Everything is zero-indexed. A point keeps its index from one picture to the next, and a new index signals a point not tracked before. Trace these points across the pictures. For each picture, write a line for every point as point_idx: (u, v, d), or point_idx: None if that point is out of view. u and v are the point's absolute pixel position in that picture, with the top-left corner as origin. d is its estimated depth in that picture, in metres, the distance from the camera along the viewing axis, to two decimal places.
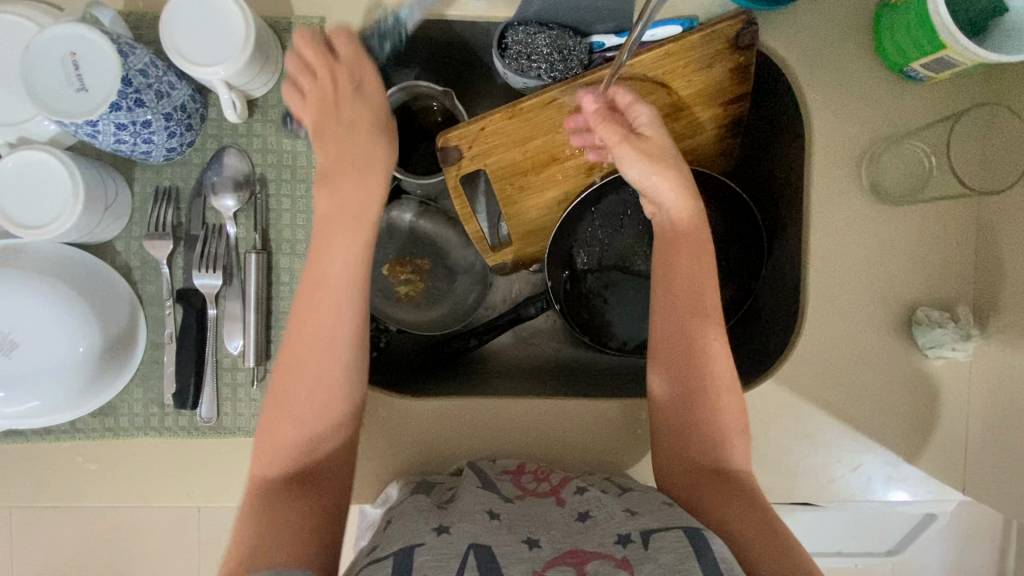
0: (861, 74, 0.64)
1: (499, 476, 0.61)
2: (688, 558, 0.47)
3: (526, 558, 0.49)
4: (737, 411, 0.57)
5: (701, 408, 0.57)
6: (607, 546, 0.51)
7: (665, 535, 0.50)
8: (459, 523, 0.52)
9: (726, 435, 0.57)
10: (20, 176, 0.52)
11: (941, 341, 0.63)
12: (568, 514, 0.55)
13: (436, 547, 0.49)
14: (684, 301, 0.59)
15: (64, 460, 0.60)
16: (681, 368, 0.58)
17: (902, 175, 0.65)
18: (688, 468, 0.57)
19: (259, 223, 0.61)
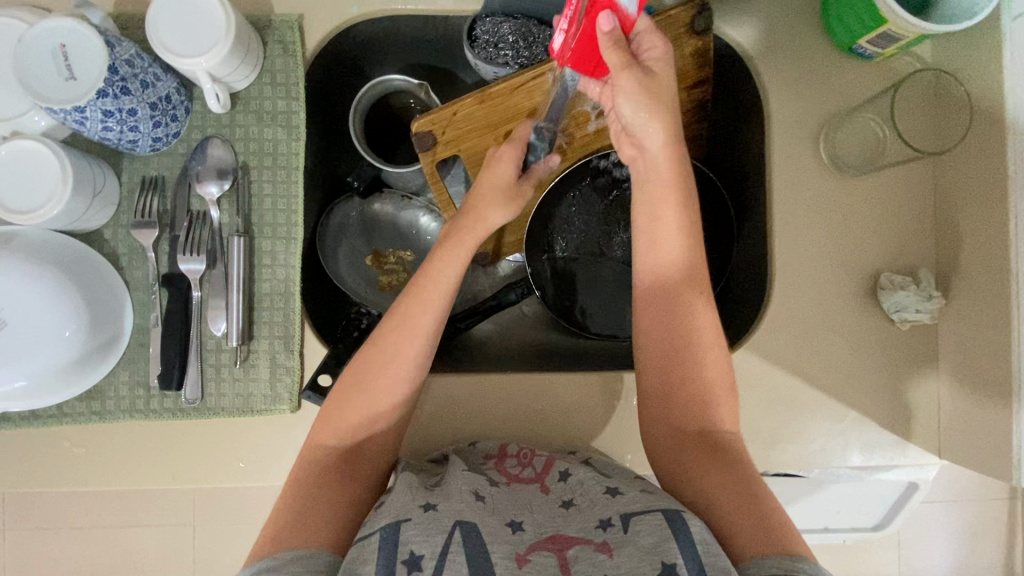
0: (811, 53, 0.68)
1: (484, 463, 0.61)
2: (667, 540, 0.45)
3: (509, 540, 0.48)
4: (721, 369, 0.57)
5: (687, 363, 0.57)
6: (588, 531, 0.50)
7: (646, 518, 0.48)
8: (446, 501, 0.51)
9: (712, 392, 0.56)
10: (12, 163, 0.55)
11: (905, 305, 0.64)
12: (552, 501, 0.55)
13: (424, 521, 0.48)
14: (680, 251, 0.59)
15: (51, 444, 0.62)
16: (664, 328, 0.58)
17: (859, 148, 0.68)
18: (671, 429, 0.56)
19: (241, 208, 0.63)
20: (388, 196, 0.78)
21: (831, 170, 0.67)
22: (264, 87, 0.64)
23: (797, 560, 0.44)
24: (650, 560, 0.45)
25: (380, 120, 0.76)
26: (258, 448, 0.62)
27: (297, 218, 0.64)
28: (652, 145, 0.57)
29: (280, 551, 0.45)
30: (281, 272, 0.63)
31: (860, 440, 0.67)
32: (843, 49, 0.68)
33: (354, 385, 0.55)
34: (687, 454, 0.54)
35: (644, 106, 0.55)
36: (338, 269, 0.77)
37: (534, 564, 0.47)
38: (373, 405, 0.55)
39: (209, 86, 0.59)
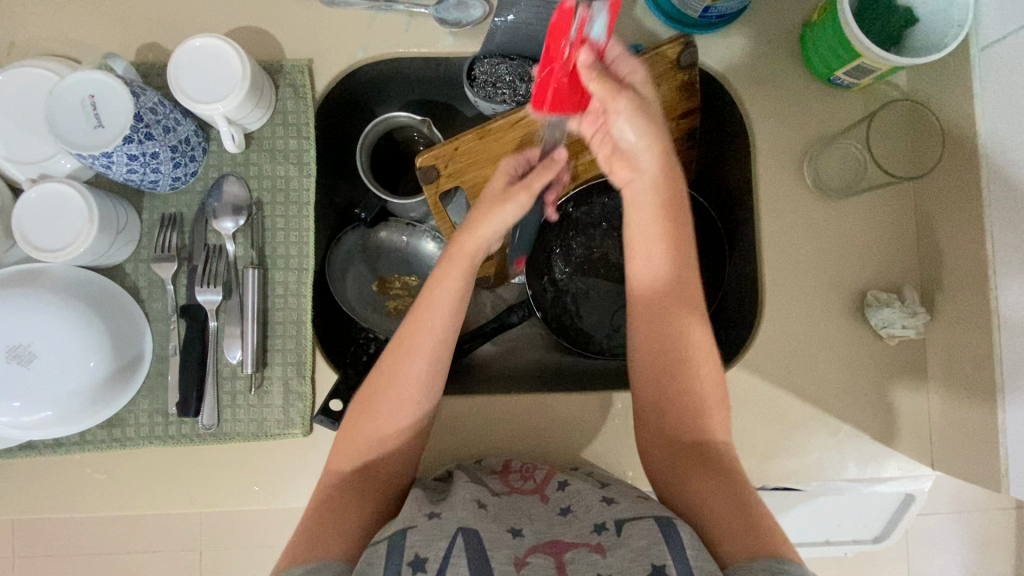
0: (793, 84, 0.72)
1: (486, 475, 0.63)
2: (657, 543, 0.48)
3: (509, 545, 0.51)
4: (714, 371, 0.59)
5: (681, 367, 0.59)
6: (584, 535, 0.52)
7: (637, 523, 0.51)
8: (450, 509, 0.53)
9: (703, 396, 0.58)
10: (43, 205, 0.59)
11: (892, 321, 0.67)
12: (550, 509, 0.57)
13: (428, 528, 0.50)
14: (670, 280, 0.59)
15: (74, 471, 0.64)
16: (659, 343, 0.59)
17: (840, 171, 0.72)
18: (666, 440, 0.58)
19: (255, 241, 0.67)
20: (396, 225, 0.82)
21: (816, 193, 0.71)
22: (276, 127, 0.68)
23: (785, 562, 0.47)
24: (642, 560, 0.48)
25: (386, 155, 0.80)
26: (273, 470, 0.65)
27: (308, 250, 0.67)
28: (646, 163, 0.57)
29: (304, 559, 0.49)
30: (293, 301, 0.67)
31: (855, 452, 0.69)
32: (822, 79, 0.71)
33: (357, 414, 0.57)
34: (691, 468, 0.56)
35: (641, 126, 0.54)
36: (347, 296, 0.80)
37: (532, 566, 0.49)
38: (382, 438, 0.56)
39: (226, 129, 0.63)
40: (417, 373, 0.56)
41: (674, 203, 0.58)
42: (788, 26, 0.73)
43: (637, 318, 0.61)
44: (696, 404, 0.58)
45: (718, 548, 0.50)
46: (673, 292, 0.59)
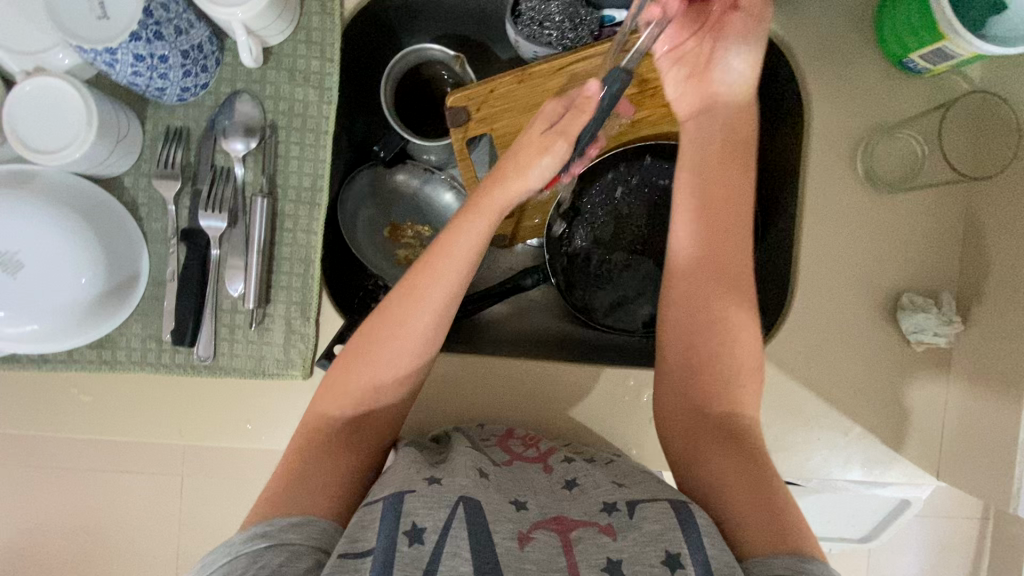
0: (859, 62, 0.67)
1: (485, 443, 0.60)
2: (671, 528, 0.46)
3: (512, 518, 0.48)
4: (753, 349, 0.59)
5: (718, 334, 0.59)
6: (593, 514, 0.50)
7: (651, 506, 0.49)
8: (451, 476, 0.50)
9: (738, 373, 0.58)
10: (37, 100, 0.53)
11: (924, 327, 0.64)
12: (555, 481, 0.55)
13: (429, 494, 0.47)
14: (723, 254, 0.61)
15: (59, 388, 0.61)
16: (698, 292, 0.60)
17: (896, 164, 0.67)
18: (691, 412, 0.58)
19: (266, 167, 0.62)
20: (411, 168, 0.78)
21: (864, 185, 0.67)
22: (298, 44, 0.62)
23: (809, 562, 0.44)
24: (655, 546, 0.45)
25: (411, 94, 0.74)
26: (267, 411, 0.62)
27: (322, 182, 0.63)
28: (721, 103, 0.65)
29: (268, 518, 0.47)
30: (302, 237, 0.62)
31: (862, 455, 0.67)
32: (892, 61, 0.66)
33: (353, 357, 0.55)
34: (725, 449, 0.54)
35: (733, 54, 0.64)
36: (357, 238, 0.76)
37: (538, 542, 0.47)
38: (370, 386, 0.55)
39: (245, 39, 0.57)
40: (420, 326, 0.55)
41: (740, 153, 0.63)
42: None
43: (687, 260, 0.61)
44: (725, 382, 0.58)
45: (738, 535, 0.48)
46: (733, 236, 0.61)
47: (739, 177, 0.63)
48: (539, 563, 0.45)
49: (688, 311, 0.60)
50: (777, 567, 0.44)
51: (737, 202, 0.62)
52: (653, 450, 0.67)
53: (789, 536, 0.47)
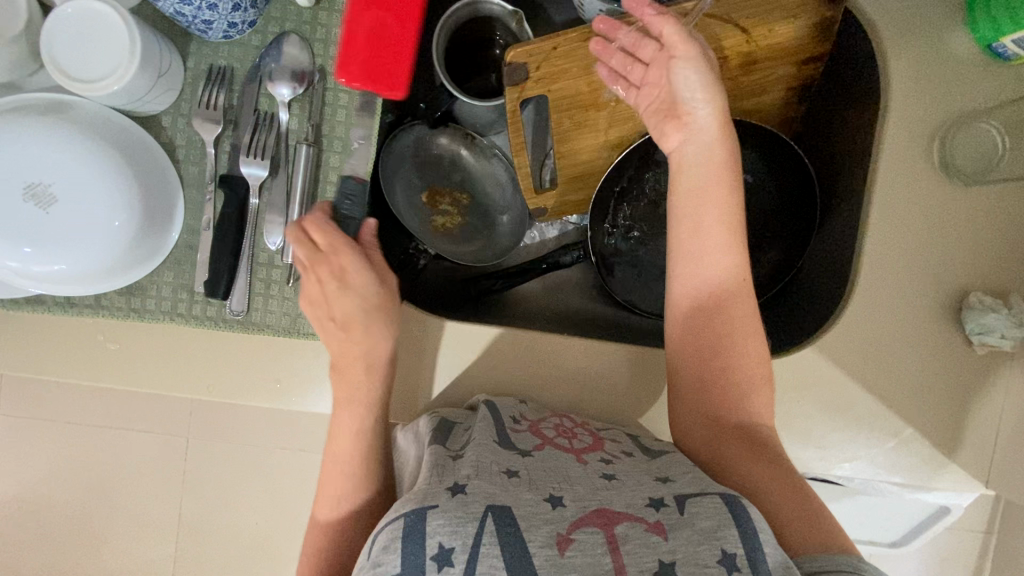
0: (945, 43, 0.63)
1: (514, 426, 0.56)
2: (726, 525, 0.43)
3: (549, 520, 0.45)
4: (760, 359, 0.55)
5: (724, 355, 0.54)
6: (638, 508, 0.47)
7: (702, 502, 0.46)
8: (474, 480, 0.46)
9: (749, 385, 0.54)
10: (78, 25, 0.50)
11: (990, 329, 0.61)
12: (591, 471, 0.51)
13: (452, 509, 0.44)
14: (710, 317, 0.55)
15: (85, 335, 0.59)
16: (698, 329, 0.55)
17: (973, 157, 0.63)
18: (708, 428, 0.54)
19: (312, 116, 0.59)
20: (453, 131, 0.76)
21: (939, 177, 0.63)
22: None
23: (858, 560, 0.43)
24: (710, 544, 0.43)
25: (460, 50, 0.70)
26: (297, 371, 0.60)
27: (370, 135, 0.59)
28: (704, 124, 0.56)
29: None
30: (346, 193, 0.59)
31: (910, 459, 0.64)
32: (981, 44, 0.62)
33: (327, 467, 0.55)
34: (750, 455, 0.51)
35: (704, 74, 0.55)
36: (396, 201, 0.75)
37: (580, 544, 0.44)
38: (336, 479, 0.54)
39: None
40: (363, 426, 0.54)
41: (733, 173, 0.56)
42: None
43: (681, 321, 0.56)
44: (739, 398, 0.54)
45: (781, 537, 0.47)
46: (730, 287, 0.55)
47: (732, 204, 0.56)
48: (583, 569, 0.42)
49: (690, 347, 0.55)
50: (835, 565, 0.43)
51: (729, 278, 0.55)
52: None
53: (831, 534, 0.45)
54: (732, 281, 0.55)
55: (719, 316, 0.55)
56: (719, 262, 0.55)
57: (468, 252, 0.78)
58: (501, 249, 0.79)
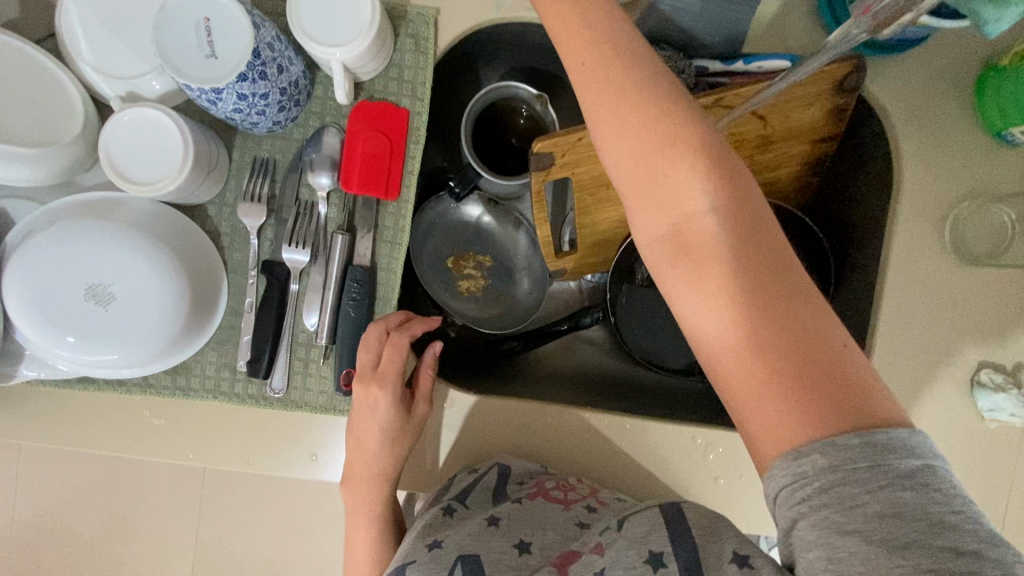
0: (955, 130, 0.65)
1: (516, 486, 0.61)
2: (657, 529, 0.47)
3: (514, 565, 0.51)
4: (725, 185, 0.39)
5: (679, 202, 0.39)
6: (590, 542, 0.51)
7: (639, 516, 0.50)
8: (452, 535, 0.53)
9: (721, 227, 0.38)
10: (135, 131, 0.53)
11: (1000, 406, 0.63)
12: (569, 518, 0.56)
13: (426, 562, 0.50)
14: (644, 174, 0.40)
15: (132, 410, 0.62)
16: (639, 189, 0.40)
17: (984, 238, 0.65)
18: (692, 306, 0.39)
19: (349, 204, 0.61)
20: (476, 199, 0.79)
21: (950, 257, 0.65)
22: (389, 81, 0.61)
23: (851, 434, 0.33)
24: (639, 549, 0.46)
25: (486, 128, 0.73)
26: (335, 447, 0.62)
27: (404, 222, 0.61)
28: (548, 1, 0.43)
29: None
30: (382, 276, 0.61)
31: None
32: (990, 132, 0.64)
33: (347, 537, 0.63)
34: (779, 400, 0.35)
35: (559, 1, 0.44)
36: (424, 271, 0.79)
37: None
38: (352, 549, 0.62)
39: (342, 77, 0.56)
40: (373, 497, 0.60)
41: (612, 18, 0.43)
42: (965, 66, 0.65)
43: (664, 273, 0.40)
44: (712, 246, 0.38)
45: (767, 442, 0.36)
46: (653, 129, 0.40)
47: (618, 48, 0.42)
48: None
49: (642, 208, 0.40)
50: (815, 457, 0.34)
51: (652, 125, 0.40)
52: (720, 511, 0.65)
53: (833, 406, 0.34)
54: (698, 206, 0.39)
55: (696, 243, 0.39)
56: (665, 185, 0.40)
57: (489, 315, 0.82)
58: (522, 313, 0.81)
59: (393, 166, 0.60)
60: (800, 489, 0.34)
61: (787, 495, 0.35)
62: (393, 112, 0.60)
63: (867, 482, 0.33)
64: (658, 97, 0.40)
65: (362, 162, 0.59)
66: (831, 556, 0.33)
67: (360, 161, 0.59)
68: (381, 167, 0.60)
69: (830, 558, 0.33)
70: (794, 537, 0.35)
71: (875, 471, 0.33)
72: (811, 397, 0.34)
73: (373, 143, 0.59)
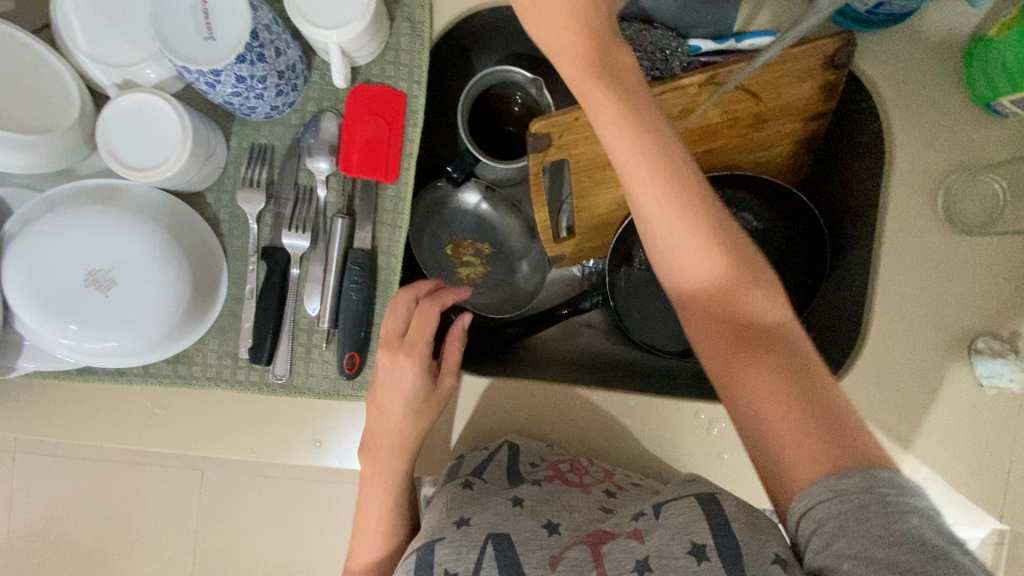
0: (946, 103, 0.66)
1: (530, 468, 0.60)
2: (698, 520, 0.46)
3: (544, 544, 0.51)
4: (744, 257, 0.48)
5: (709, 264, 0.47)
6: (623, 522, 0.51)
7: (677, 503, 0.49)
8: (480, 513, 0.53)
9: (738, 287, 0.47)
10: (133, 117, 0.53)
11: (999, 373, 0.64)
12: (593, 503, 0.56)
13: (456, 539, 0.50)
14: (677, 231, 0.47)
15: (134, 400, 0.61)
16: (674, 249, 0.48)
17: (978, 208, 0.66)
18: (721, 342, 0.46)
19: (348, 188, 0.61)
20: (474, 185, 0.79)
21: (944, 228, 0.66)
22: (386, 65, 0.61)
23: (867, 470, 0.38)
24: (680, 539, 0.45)
25: (482, 114, 0.74)
26: (342, 432, 0.62)
27: (404, 205, 0.61)
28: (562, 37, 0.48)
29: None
30: (383, 259, 0.61)
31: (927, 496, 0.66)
32: (980, 103, 0.65)
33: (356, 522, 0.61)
34: (804, 438, 0.40)
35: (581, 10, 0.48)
36: (423, 258, 0.80)
37: (568, 561, 0.48)
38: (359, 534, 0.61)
39: (339, 60, 0.56)
40: (379, 481, 0.59)
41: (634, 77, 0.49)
42: (953, 41, 0.66)
43: (691, 317, 0.49)
44: (734, 301, 0.47)
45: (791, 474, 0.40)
46: (684, 195, 0.47)
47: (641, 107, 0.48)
48: None
49: (676, 264, 0.48)
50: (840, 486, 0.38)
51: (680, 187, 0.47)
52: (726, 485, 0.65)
53: (843, 439, 0.40)
54: (716, 263, 0.47)
55: (720, 295, 0.47)
56: (691, 242, 0.47)
57: (489, 302, 0.82)
58: (521, 300, 0.83)
59: (392, 149, 0.60)
60: (838, 501, 0.38)
61: (819, 508, 0.38)
62: (389, 95, 0.60)
63: (894, 509, 0.37)
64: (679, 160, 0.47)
65: (360, 143, 0.59)
66: (864, 560, 0.36)
67: (359, 143, 0.59)
68: (380, 150, 0.60)
69: (862, 562, 0.36)
70: (830, 548, 0.37)
71: (898, 501, 0.37)
72: (821, 431, 0.41)
73: (371, 125, 0.59)
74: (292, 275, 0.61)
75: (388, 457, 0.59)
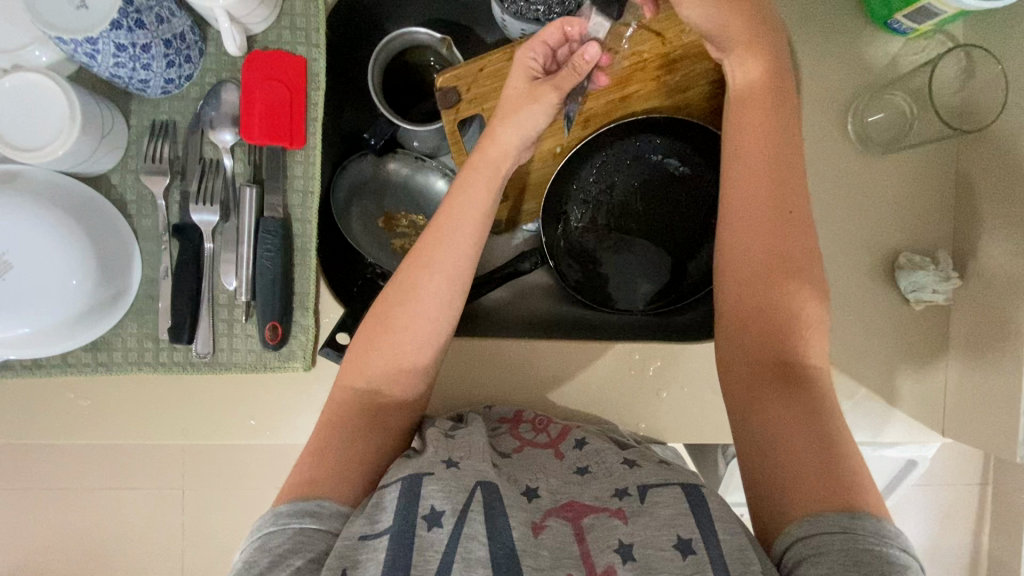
0: (845, 26, 0.67)
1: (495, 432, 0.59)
2: (683, 514, 0.45)
3: (525, 507, 0.47)
4: (812, 301, 0.51)
5: (782, 294, 0.51)
6: (604, 498, 0.48)
7: (662, 491, 0.47)
8: (468, 458, 0.49)
9: (796, 325, 0.50)
10: (18, 97, 0.52)
11: (921, 285, 0.64)
12: (567, 467, 0.53)
13: (447, 478, 0.46)
14: (760, 233, 0.52)
15: (54, 394, 0.60)
16: (758, 266, 0.52)
17: (886, 126, 0.68)
18: (754, 362, 0.50)
19: (255, 157, 0.61)
20: (401, 156, 0.76)
21: (857, 148, 0.67)
22: (283, 31, 0.61)
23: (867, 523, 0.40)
24: (667, 530, 0.44)
25: (398, 81, 0.74)
26: (272, 408, 0.61)
27: (314, 168, 0.62)
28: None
29: None
30: (298, 227, 0.61)
31: (867, 415, 0.67)
32: (878, 23, 0.66)
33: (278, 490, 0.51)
34: (806, 479, 0.43)
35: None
36: (355, 235, 0.75)
37: (551, 530, 0.45)
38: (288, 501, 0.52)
39: (228, 26, 0.55)
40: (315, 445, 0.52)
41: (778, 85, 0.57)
42: None
43: (738, 326, 0.52)
44: (781, 335, 0.50)
45: (785, 494, 0.43)
46: (773, 219, 0.52)
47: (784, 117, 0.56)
48: (554, 551, 0.43)
49: (744, 282, 0.52)
50: (825, 527, 0.40)
51: (783, 201, 0.53)
52: (664, 421, 0.65)
53: (844, 490, 0.42)
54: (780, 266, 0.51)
55: (778, 318, 0.50)
56: (766, 257, 0.52)
57: None
58: None
59: (294, 113, 0.60)
60: (842, 537, 0.39)
61: (816, 541, 0.40)
62: (287, 61, 0.60)
63: (882, 558, 0.38)
64: (791, 173, 0.54)
65: (261, 110, 0.59)
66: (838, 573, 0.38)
67: (258, 111, 0.59)
68: (284, 115, 0.60)
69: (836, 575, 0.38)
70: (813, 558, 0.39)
71: (887, 551, 0.39)
72: (820, 476, 0.42)
73: (274, 89, 0.59)
74: (205, 250, 0.60)
75: (419, 280, 0.54)
